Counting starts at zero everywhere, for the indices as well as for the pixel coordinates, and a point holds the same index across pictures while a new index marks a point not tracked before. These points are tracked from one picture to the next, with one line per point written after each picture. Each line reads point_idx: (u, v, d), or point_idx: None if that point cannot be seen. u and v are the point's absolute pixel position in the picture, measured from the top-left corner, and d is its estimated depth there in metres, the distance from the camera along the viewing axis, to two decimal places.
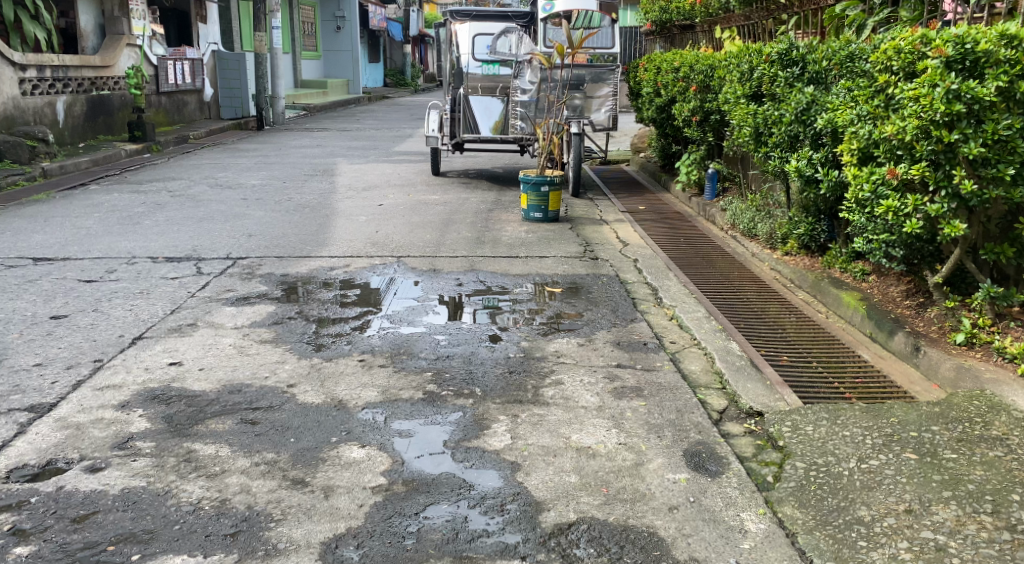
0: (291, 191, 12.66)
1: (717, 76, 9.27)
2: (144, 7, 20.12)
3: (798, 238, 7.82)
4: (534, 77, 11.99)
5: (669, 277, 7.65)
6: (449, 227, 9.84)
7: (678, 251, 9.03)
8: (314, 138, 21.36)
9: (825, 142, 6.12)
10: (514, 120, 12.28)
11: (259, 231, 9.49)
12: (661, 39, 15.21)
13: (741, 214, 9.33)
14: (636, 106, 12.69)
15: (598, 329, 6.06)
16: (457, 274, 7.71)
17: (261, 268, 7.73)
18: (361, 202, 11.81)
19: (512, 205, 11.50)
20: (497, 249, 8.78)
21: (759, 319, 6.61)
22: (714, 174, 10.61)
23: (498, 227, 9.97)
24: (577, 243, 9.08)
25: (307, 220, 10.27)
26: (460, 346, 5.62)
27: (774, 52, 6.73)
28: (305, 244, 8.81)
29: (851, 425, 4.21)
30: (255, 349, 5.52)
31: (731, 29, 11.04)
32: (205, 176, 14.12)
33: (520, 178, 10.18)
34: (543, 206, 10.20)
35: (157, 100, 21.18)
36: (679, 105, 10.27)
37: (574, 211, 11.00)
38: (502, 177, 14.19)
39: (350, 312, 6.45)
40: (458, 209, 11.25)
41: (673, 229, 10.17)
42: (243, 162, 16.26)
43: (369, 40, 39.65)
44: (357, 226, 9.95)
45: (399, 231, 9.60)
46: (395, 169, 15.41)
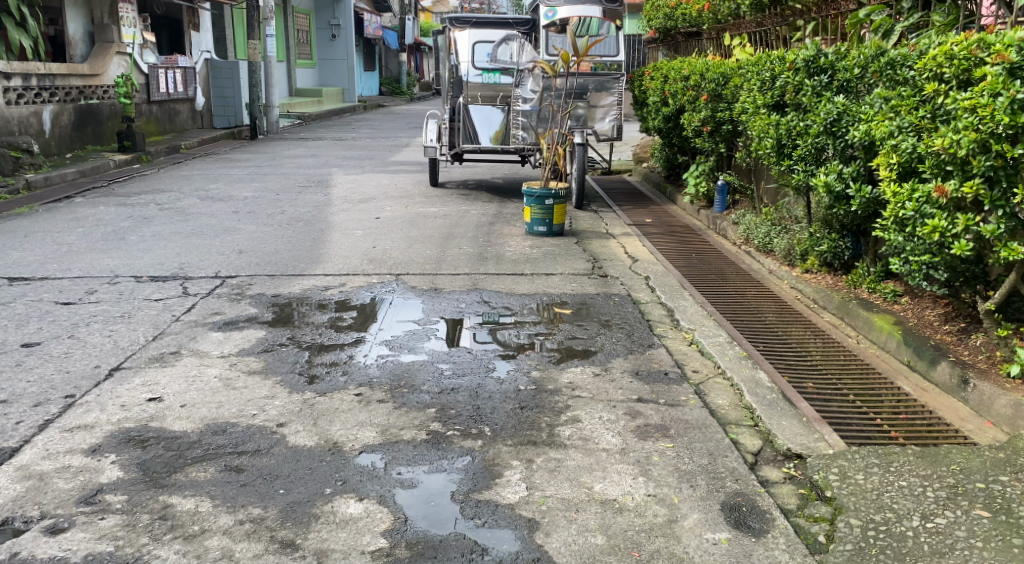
0: (285, 204, 12.21)
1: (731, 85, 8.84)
2: (134, 15, 19.70)
3: (820, 255, 7.40)
4: (536, 85, 11.50)
5: (684, 297, 7.22)
6: (450, 242, 9.41)
7: (690, 268, 8.61)
8: (310, 148, 20.95)
9: (857, 155, 5.71)
10: (516, 130, 11.79)
11: (250, 247, 9.05)
12: (665, 47, 14.82)
13: (756, 228, 8.91)
14: (641, 115, 12.28)
15: (614, 356, 5.62)
16: (460, 293, 7.26)
17: (252, 288, 7.29)
18: (357, 215, 11.37)
19: (514, 217, 11.08)
20: (501, 265, 8.35)
21: (784, 345, 6.19)
22: (725, 186, 10.28)
23: (501, 241, 9.53)
24: (585, 259, 8.64)
25: (301, 235, 9.83)
26: (466, 377, 5.15)
27: (801, 59, 6.32)
28: (299, 261, 8.37)
29: (907, 474, 3.82)
30: (242, 380, 5.08)
31: (742, 36, 10.62)
32: (197, 188, 13.68)
33: (524, 191, 9.78)
34: (547, 219, 9.78)
35: (148, 109, 20.74)
36: (689, 115, 9.86)
37: (579, 225, 10.57)
38: (502, 188, 13.77)
39: (347, 337, 6.01)
40: (458, 222, 10.82)
41: (683, 244, 9.74)
42: (235, 172, 15.83)
43: (364, 49, 39.29)
44: (354, 241, 9.51)
45: (397, 246, 9.16)
46: (393, 179, 14.98)
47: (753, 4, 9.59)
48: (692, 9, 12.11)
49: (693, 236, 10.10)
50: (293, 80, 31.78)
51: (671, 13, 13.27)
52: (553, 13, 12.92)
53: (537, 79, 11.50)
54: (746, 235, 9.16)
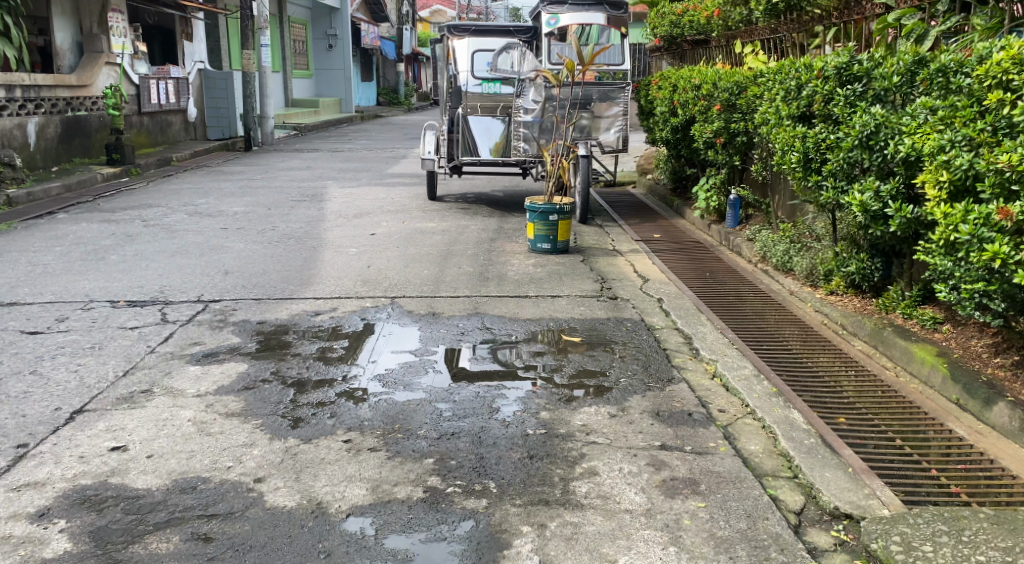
0: (276, 219, 11.71)
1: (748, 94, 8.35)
2: (124, 24, 19.23)
3: (846, 276, 6.91)
4: (538, 95, 11.05)
5: (701, 321, 6.71)
6: (449, 261, 8.90)
7: (704, 288, 8.11)
8: (305, 160, 20.48)
9: (897, 171, 5.24)
10: (518, 142, 11.29)
11: (237, 268, 8.54)
12: (670, 55, 14.36)
13: (773, 246, 8.43)
14: (647, 126, 11.80)
15: (631, 394, 5.09)
16: (460, 318, 6.75)
17: (235, 315, 6.77)
18: (353, 231, 10.87)
19: (516, 233, 10.57)
20: (504, 287, 7.84)
21: (815, 378, 5.69)
22: (737, 201, 9.77)
23: (503, 260, 9.03)
24: (592, 280, 8.13)
25: (293, 254, 9.33)
26: (467, 420, 4.62)
27: (831, 65, 5.85)
28: (288, 283, 7.86)
29: (984, 547, 3.42)
30: (218, 424, 4.56)
31: (754, 43, 10.14)
32: (185, 203, 13.16)
33: (527, 206, 9.26)
34: (552, 236, 9.26)
35: (139, 120, 20.26)
36: (699, 126, 9.35)
37: (584, 241, 10.07)
38: (502, 201, 13.27)
39: (337, 371, 5.49)
40: (457, 239, 10.32)
41: (695, 261, 9.25)
42: (226, 186, 15.33)
43: (361, 59, 38.87)
44: (347, 260, 9.01)
45: (393, 265, 8.67)
46: (389, 193, 14.49)
47: (768, 10, 9.10)
48: (700, 16, 11.60)
49: (705, 252, 9.61)
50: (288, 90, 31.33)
51: (676, 21, 12.77)
52: (557, 20, 12.17)
53: (539, 89, 11.05)
54: (762, 252, 8.68)
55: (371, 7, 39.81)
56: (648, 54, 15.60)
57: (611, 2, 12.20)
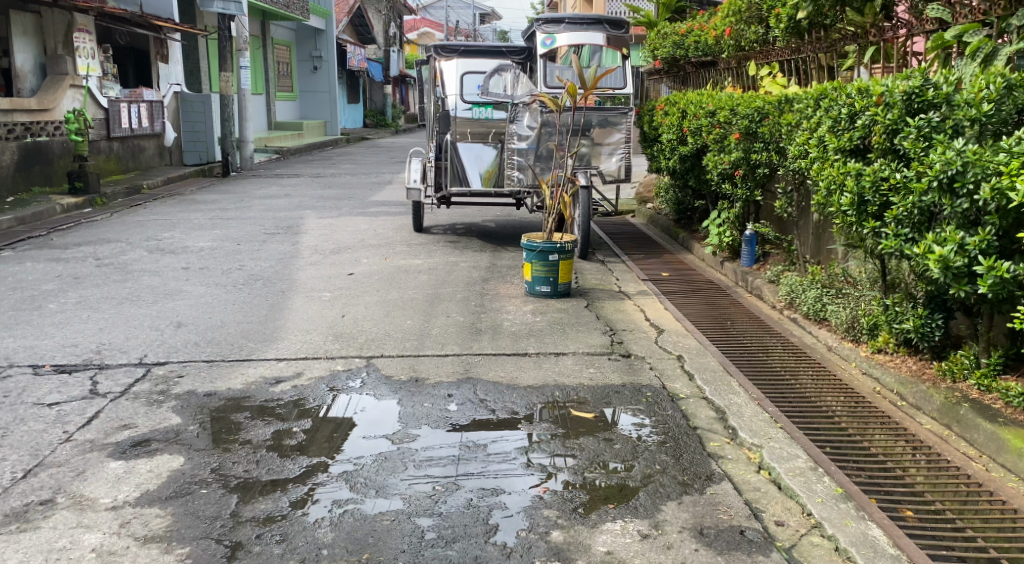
0: (245, 256, 10.69)
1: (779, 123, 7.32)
2: (92, 45, 18.21)
3: (897, 332, 5.86)
4: (534, 120, 10.03)
5: (733, 389, 5.64)
6: (435, 307, 7.88)
7: (725, 340, 7.04)
8: (284, 186, 19.47)
9: (988, 221, 4.35)
10: (511, 170, 10.22)
11: (192, 319, 7.51)
12: (671, 78, 13.40)
13: (803, 291, 7.40)
14: (651, 154, 10.79)
15: (663, 499, 4.08)
16: (447, 386, 5.69)
17: (180, 383, 5.75)
18: (329, 269, 9.85)
19: (510, 272, 9.56)
20: (499, 341, 6.80)
21: (882, 467, 4.66)
22: (754, 237, 8.72)
23: (497, 305, 8.01)
24: (599, 331, 7.09)
25: (258, 300, 8.30)
26: (460, 544, 3.73)
27: (896, 90, 4.91)
28: (249, 339, 6.82)
29: None
30: (131, 555, 3.63)
31: (771, 65, 8.91)
32: (148, 237, 12.14)
33: (524, 244, 8.26)
34: (552, 278, 8.22)
35: (108, 145, 19.23)
36: (712, 155, 8.34)
37: (586, 281, 9.06)
38: (494, 233, 12.26)
39: (294, 466, 4.43)
40: (445, 278, 9.30)
41: (711, 306, 8.18)
42: (196, 217, 14.32)
43: (347, 81, 37.94)
44: (319, 307, 7.97)
45: (373, 313, 7.65)
46: (371, 223, 13.47)
47: (790, 27, 8.06)
48: (708, 35, 10.60)
49: (719, 295, 8.55)
50: (270, 112, 30.32)
51: (680, 41, 11.79)
52: (553, 40, 11.07)
53: (534, 114, 10.01)
54: (791, 298, 7.58)
55: (357, 29, 38.93)
56: (647, 75, 14.65)
57: (611, 21, 11.30)
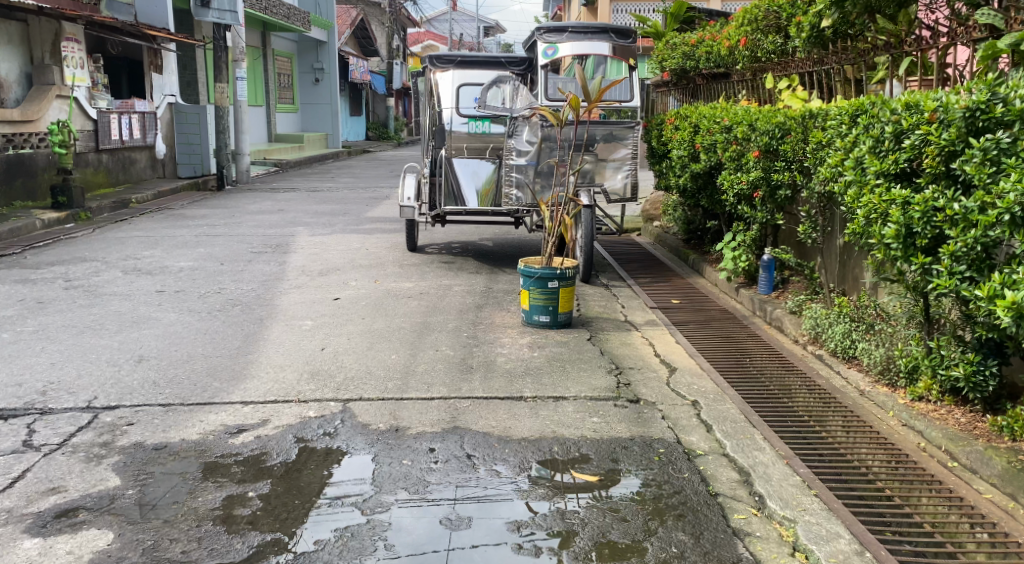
0: (225, 278, 10.05)
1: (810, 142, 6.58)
2: (80, 54, 17.59)
3: (942, 380, 5.16)
4: (533, 134, 9.37)
5: (756, 444, 4.95)
6: (424, 339, 7.19)
7: (743, 381, 6.34)
8: (278, 201, 18.83)
9: None
10: (509, 188, 9.55)
11: (157, 352, 6.84)
12: (679, 91, 12.71)
13: (830, 325, 6.70)
14: (659, 171, 10.09)
15: None
16: (430, 439, 4.98)
17: (128, 433, 5.09)
18: (314, 293, 9.18)
19: (507, 297, 8.88)
20: (492, 380, 6.10)
21: (940, 548, 3.99)
22: (772, 264, 8.06)
23: (492, 337, 7.32)
24: (604, 369, 6.40)
25: (233, 329, 7.62)
26: None
27: (956, 107, 4.48)
28: (215, 378, 6.13)
29: None
30: None
31: (790, 77, 8.13)
32: (127, 256, 11.49)
33: (521, 269, 7.58)
34: (551, 307, 7.53)
35: (96, 158, 18.60)
36: (729, 175, 7.64)
37: (590, 309, 8.38)
38: (493, 254, 11.58)
39: (242, 546, 3.86)
40: (438, 304, 8.62)
41: (728, 340, 7.48)
42: (181, 234, 13.68)
43: (349, 92, 37.33)
44: (297, 337, 7.29)
45: (357, 346, 6.96)
46: (364, 242, 12.81)
47: (813, 37, 7.28)
48: (721, 46, 9.85)
49: (734, 326, 7.85)
50: (270, 124, 29.72)
51: (690, 52, 11.10)
52: (555, 50, 10.44)
53: (535, 128, 9.36)
54: (816, 333, 6.87)
55: (360, 40, 38.32)
56: (653, 88, 13.96)
57: (618, 30, 10.59)
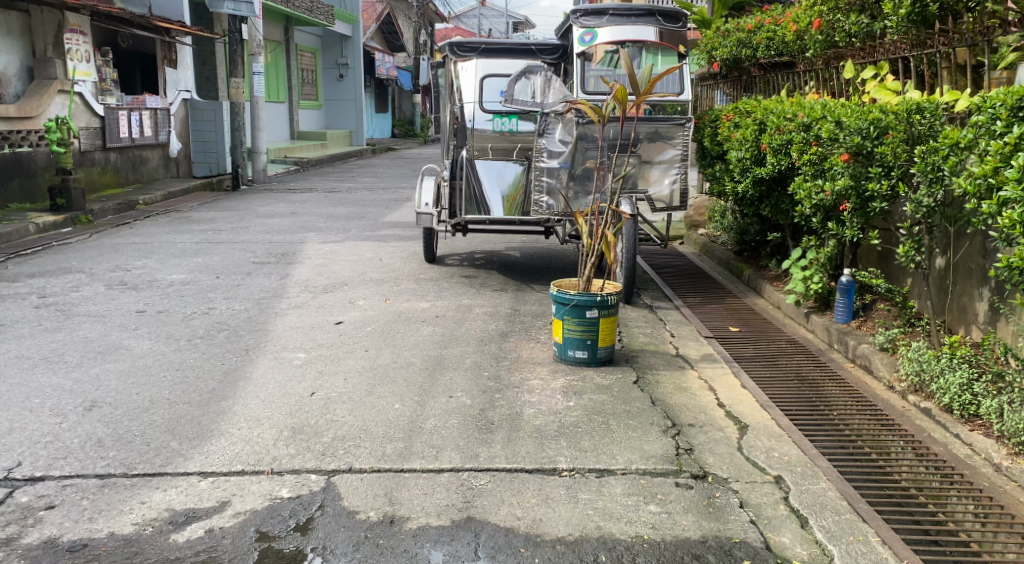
0: (218, 295, 8.88)
1: (927, 148, 5.35)
2: (86, 47, 16.39)
3: None
4: (567, 133, 8.11)
5: (874, 552, 3.87)
6: (436, 381, 5.96)
7: (837, 447, 5.18)
8: (293, 203, 17.70)
9: None
10: (538, 195, 8.30)
11: (115, 395, 5.65)
12: (729, 84, 11.36)
13: (937, 369, 5.48)
14: (711, 174, 8.81)
15: None
16: (435, 543, 3.84)
17: (48, 524, 3.95)
18: (315, 316, 7.97)
19: (536, 323, 7.62)
20: (518, 444, 4.85)
21: None
22: (851, 286, 6.93)
23: (518, 378, 6.06)
24: (657, 427, 5.20)
25: (213, 363, 6.41)
26: None
27: None
28: (174, 436, 4.92)
29: None
30: None
31: (878, 65, 6.88)
32: (115, 267, 10.33)
33: (552, 294, 6.38)
34: (589, 340, 6.29)
35: (103, 157, 17.38)
36: (805, 182, 6.38)
37: (634, 340, 7.14)
38: (520, 266, 10.33)
39: None
40: (456, 331, 7.38)
41: (804, 384, 6.25)
42: (182, 240, 12.56)
43: (374, 89, 36.23)
44: (286, 376, 6.09)
45: (356, 391, 5.74)
46: (378, 251, 11.61)
47: (913, 15, 6.01)
48: (788, 31, 8.56)
49: (810, 369, 6.59)
50: (292, 121, 28.63)
51: (746, 39, 9.75)
52: (592, 36, 9.14)
53: (569, 125, 8.09)
54: (926, 386, 5.60)
55: (386, 36, 37.05)
56: (698, 82, 12.60)
57: (665, 12, 9.29)
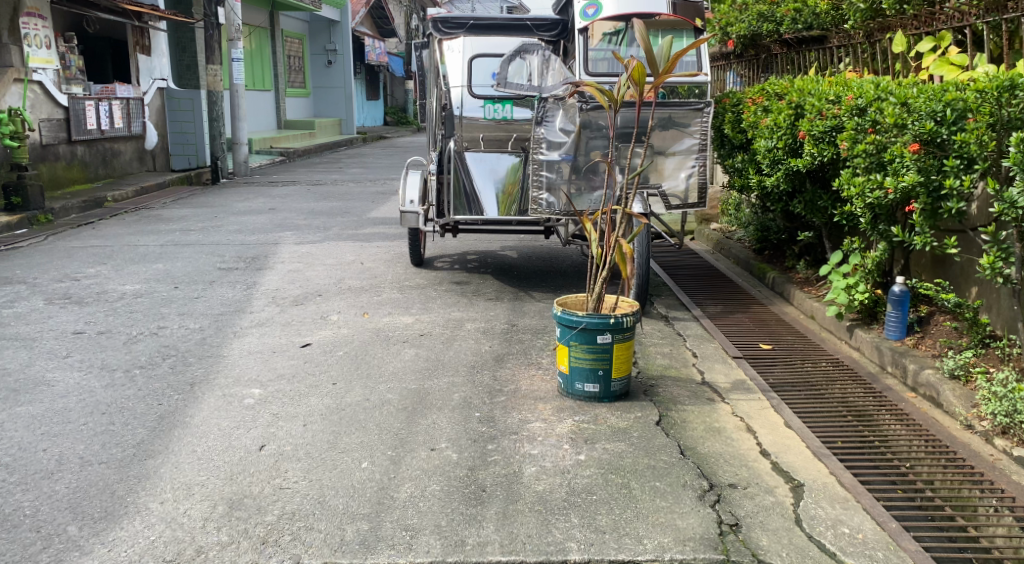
0: (172, 309, 7.78)
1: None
2: (46, 33, 15.15)
3: None
4: (569, 121, 7.02)
5: None
6: (416, 426, 4.88)
7: (919, 513, 4.19)
8: (274, 197, 16.59)
9: None
10: (536, 192, 7.20)
11: (16, 451, 4.55)
12: (745, 64, 10.23)
13: None
14: (732, 166, 7.74)
15: None
16: None
17: None
18: (279, 336, 6.88)
19: (535, 343, 6.54)
20: (517, 523, 3.81)
21: None
22: (904, 299, 5.90)
23: (514, 420, 4.99)
24: (692, 490, 4.14)
25: (149, 404, 5.30)
26: None
27: None
28: (74, 517, 3.84)
29: None
30: None
31: (940, 36, 5.84)
32: (63, 276, 9.20)
33: (556, 316, 5.31)
34: (601, 371, 5.22)
35: (69, 151, 16.14)
36: (858, 177, 5.32)
37: (650, 364, 6.07)
38: (516, 270, 9.24)
39: None
40: (442, 355, 6.28)
41: (859, 421, 5.23)
42: (145, 242, 11.43)
43: (365, 76, 35.02)
44: (234, 421, 5.01)
45: (316, 443, 4.65)
46: (360, 253, 10.51)
47: None
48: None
49: (863, 401, 5.52)
50: (278, 110, 27.44)
51: (768, 12, 8.66)
52: (597, 9, 8.01)
53: (571, 112, 7.01)
54: (1020, 430, 4.60)
55: (376, 21, 35.71)
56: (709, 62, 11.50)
57: None
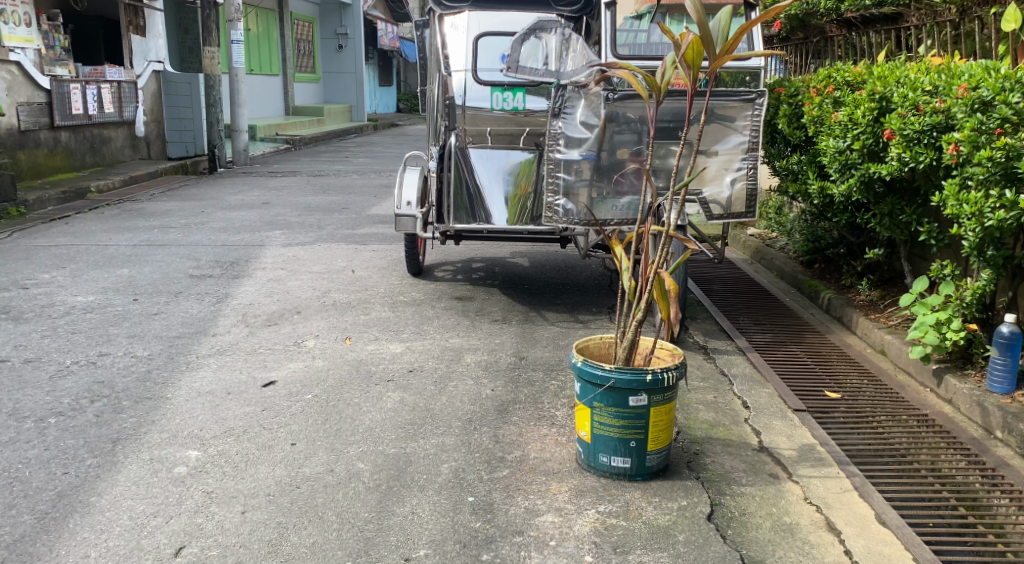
0: (121, 329, 6.61)
1: None
2: (25, 9, 13.96)
3: None
4: (592, 113, 5.80)
5: None
6: (389, 520, 3.68)
7: None
8: (270, 190, 15.38)
9: None
10: (552, 197, 5.95)
11: None
12: (792, 49, 8.91)
13: None
14: (786, 168, 6.49)
15: None
16: None
17: None
18: (239, 370, 5.68)
19: (547, 387, 5.31)
20: None
21: None
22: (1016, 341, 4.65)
23: (518, 509, 3.79)
24: None
25: (50, 473, 4.12)
26: None
27: None
28: None
29: None
30: None
31: None
32: (10, 283, 8.06)
33: (573, 362, 4.11)
34: (633, 442, 4.01)
35: (51, 137, 14.98)
36: (979, 198, 4.20)
37: (691, 420, 4.83)
38: (527, 283, 8.00)
39: None
40: (433, 401, 5.05)
41: (972, 511, 4.02)
42: (116, 240, 10.26)
43: (378, 61, 33.74)
44: (154, 504, 3.83)
45: (249, 545, 3.55)
46: (353, 258, 9.30)
47: None
48: None
49: (970, 478, 4.29)
50: (285, 95, 26.23)
51: None
52: None
53: (594, 103, 5.78)
54: None
55: None
56: None
57: None
